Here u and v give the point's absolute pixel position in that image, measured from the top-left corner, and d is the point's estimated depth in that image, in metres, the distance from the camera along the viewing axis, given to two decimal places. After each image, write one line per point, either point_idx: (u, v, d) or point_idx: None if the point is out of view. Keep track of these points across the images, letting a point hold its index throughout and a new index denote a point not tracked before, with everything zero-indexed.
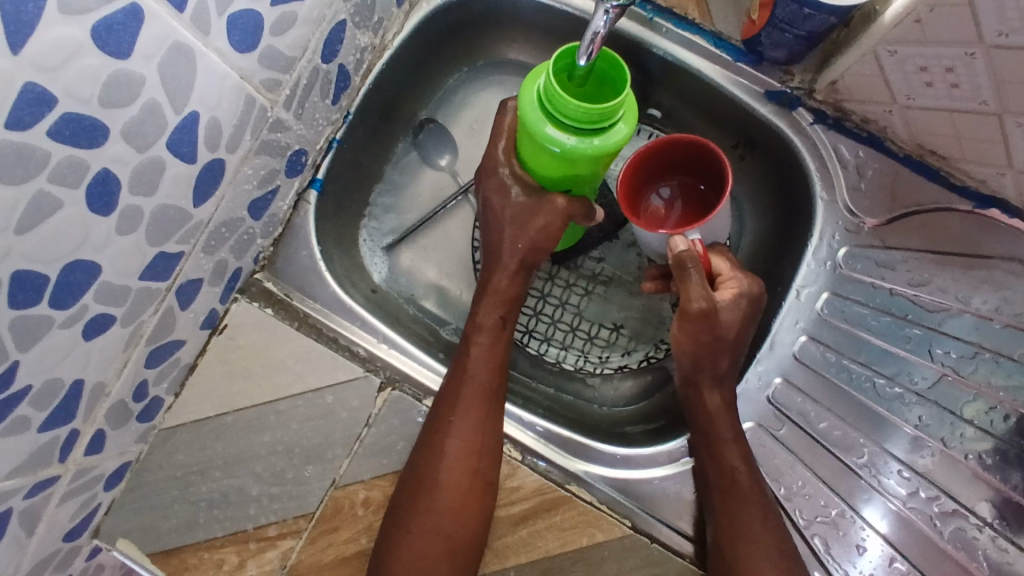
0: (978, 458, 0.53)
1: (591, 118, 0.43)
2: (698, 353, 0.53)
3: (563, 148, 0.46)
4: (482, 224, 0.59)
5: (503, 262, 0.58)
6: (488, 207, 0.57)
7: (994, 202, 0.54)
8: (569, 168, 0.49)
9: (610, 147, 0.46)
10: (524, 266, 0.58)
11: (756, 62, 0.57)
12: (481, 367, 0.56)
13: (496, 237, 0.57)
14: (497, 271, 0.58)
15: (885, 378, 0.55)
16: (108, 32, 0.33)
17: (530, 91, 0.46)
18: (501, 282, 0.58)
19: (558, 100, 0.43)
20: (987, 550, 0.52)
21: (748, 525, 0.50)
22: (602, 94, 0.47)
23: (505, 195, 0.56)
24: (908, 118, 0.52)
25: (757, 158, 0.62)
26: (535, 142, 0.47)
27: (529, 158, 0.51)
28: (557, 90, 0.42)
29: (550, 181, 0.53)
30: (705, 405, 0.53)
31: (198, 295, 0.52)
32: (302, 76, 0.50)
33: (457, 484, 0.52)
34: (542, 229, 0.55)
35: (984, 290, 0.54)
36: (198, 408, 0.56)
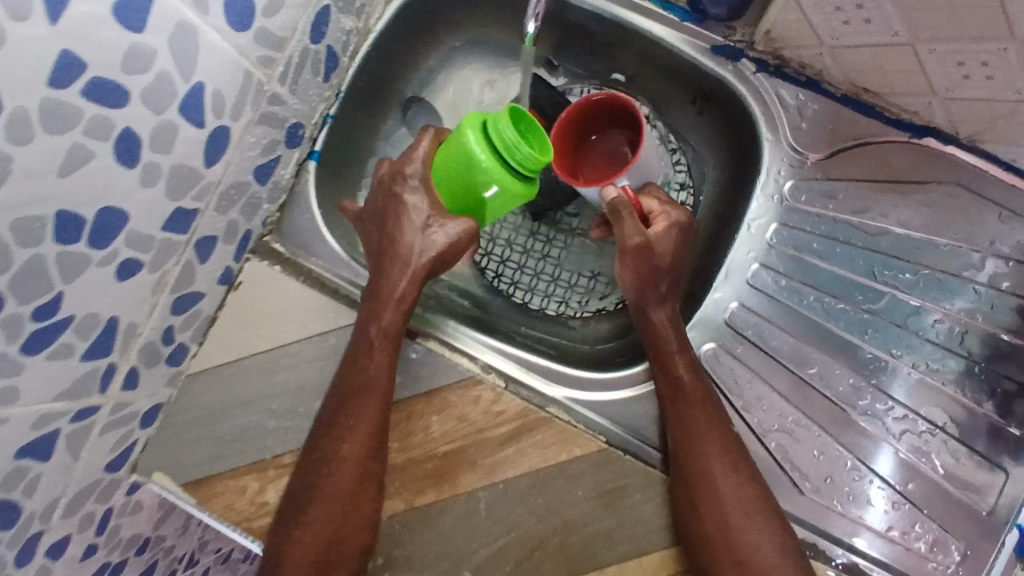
0: (925, 365, 0.60)
1: (515, 144, 0.54)
2: (641, 282, 0.60)
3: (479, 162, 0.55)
4: (374, 222, 0.62)
5: (396, 261, 0.61)
6: (382, 207, 0.61)
7: (930, 131, 0.59)
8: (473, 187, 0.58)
9: (510, 182, 0.56)
10: (407, 266, 0.61)
11: (701, 21, 0.62)
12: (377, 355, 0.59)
13: (390, 257, 0.61)
14: (389, 273, 0.61)
15: (833, 299, 0.61)
16: (121, 8, 0.40)
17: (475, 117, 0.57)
18: (395, 284, 0.60)
19: (500, 120, 0.54)
20: (938, 449, 0.59)
21: (698, 429, 0.56)
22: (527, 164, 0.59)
23: (400, 195, 0.60)
24: (838, 59, 0.57)
25: (711, 109, 0.68)
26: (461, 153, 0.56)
27: (443, 177, 0.60)
28: (501, 113, 0.55)
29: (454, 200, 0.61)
30: (653, 322, 0.60)
31: (214, 251, 0.59)
32: (294, 55, 0.57)
33: (352, 465, 0.56)
34: (432, 232, 0.60)
35: (923, 213, 0.60)
36: (219, 355, 0.64)
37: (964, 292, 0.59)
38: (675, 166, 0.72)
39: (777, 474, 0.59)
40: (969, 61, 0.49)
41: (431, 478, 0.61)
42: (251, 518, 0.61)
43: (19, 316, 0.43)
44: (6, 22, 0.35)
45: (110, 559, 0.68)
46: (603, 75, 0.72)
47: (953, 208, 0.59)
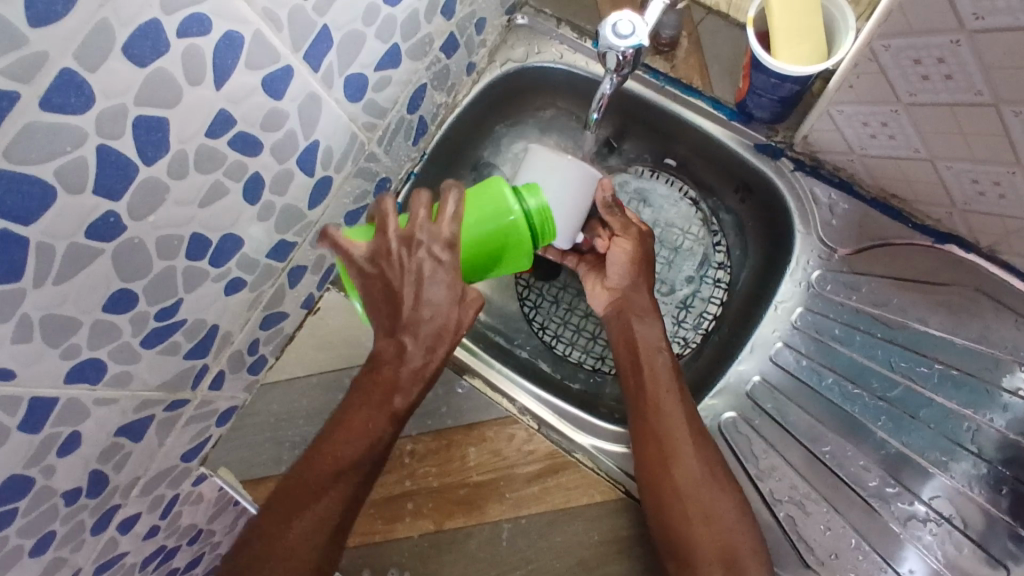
0: (934, 458, 0.64)
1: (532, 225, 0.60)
2: (634, 259, 0.69)
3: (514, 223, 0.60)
4: (384, 289, 0.57)
5: (416, 333, 0.58)
6: (391, 269, 0.57)
7: (951, 238, 0.65)
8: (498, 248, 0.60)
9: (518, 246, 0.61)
10: (434, 341, 0.58)
11: (748, 122, 0.71)
12: (359, 441, 0.59)
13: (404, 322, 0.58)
14: (409, 349, 0.58)
15: (849, 381, 0.66)
16: (270, 81, 0.50)
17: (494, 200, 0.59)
18: (415, 359, 0.59)
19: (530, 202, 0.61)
20: (941, 540, 0.62)
21: (664, 389, 0.64)
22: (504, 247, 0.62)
23: (419, 254, 0.56)
24: (867, 165, 0.64)
25: (752, 198, 0.75)
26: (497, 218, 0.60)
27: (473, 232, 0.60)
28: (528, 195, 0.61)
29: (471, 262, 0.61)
30: (638, 297, 0.69)
31: (302, 279, 0.69)
32: (392, 122, 0.68)
33: (305, 552, 0.57)
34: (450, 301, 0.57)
35: (940, 312, 0.65)
36: (291, 370, 0.72)
37: (975, 391, 0.64)
38: (715, 246, 0.79)
39: (784, 542, 0.63)
40: (982, 179, 0.55)
41: (462, 504, 0.67)
42: None
43: (146, 314, 0.52)
44: (184, 87, 0.44)
45: (165, 544, 0.75)
46: (656, 159, 0.80)
47: (970, 309, 0.65)
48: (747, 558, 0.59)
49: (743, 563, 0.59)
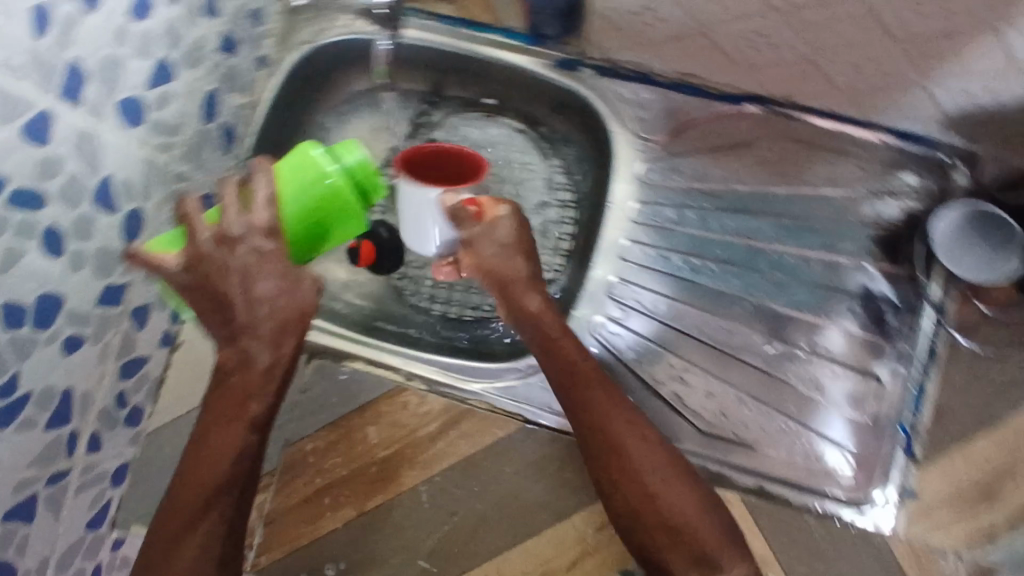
0: (788, 301, 0.69)
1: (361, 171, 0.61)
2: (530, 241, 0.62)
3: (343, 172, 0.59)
4: (208, 297, 0.54)
5: (255, 333, 0.55)
6: (212, 275, 0.53)
7: (747, 97, 0.69)
8: (318, 209, 0.59)
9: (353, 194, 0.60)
10: (281, 336, 0.56)
11: (541, 42, 0.73)
12: (223, 455, 0.55)
13: (244, 318, 0.54)
14: (253, 348, 0.55)
15: (696, 257, 0.70)
16: (29, 130, 0.49)
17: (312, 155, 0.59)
18: (263, 359, 0.56)
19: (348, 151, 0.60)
20: (812, 371, 0.68)
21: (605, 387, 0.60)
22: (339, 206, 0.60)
23: (235, 258, 0.53)
24: (655, 51, 0.68)
25: (571, 114, 0.77)
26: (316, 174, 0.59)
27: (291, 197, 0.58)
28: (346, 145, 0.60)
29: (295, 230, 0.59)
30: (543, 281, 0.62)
31: (151, 317, 0.67)
32: (191, 136, 0.66)
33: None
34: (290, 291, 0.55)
35: (758, 168, 0.70)
36: (174, 410, 0.71)
37: (803, 230, 0.70)
38: (553, 169, 0.79)
39: (676, 418, 0.67)
40: (746, 33, 0.59)
41: (377, 482, 0.68)
42: None
43: None
44: None
45: None
46: (471, 100, 0.80)
47: (782, 158, 0.70)
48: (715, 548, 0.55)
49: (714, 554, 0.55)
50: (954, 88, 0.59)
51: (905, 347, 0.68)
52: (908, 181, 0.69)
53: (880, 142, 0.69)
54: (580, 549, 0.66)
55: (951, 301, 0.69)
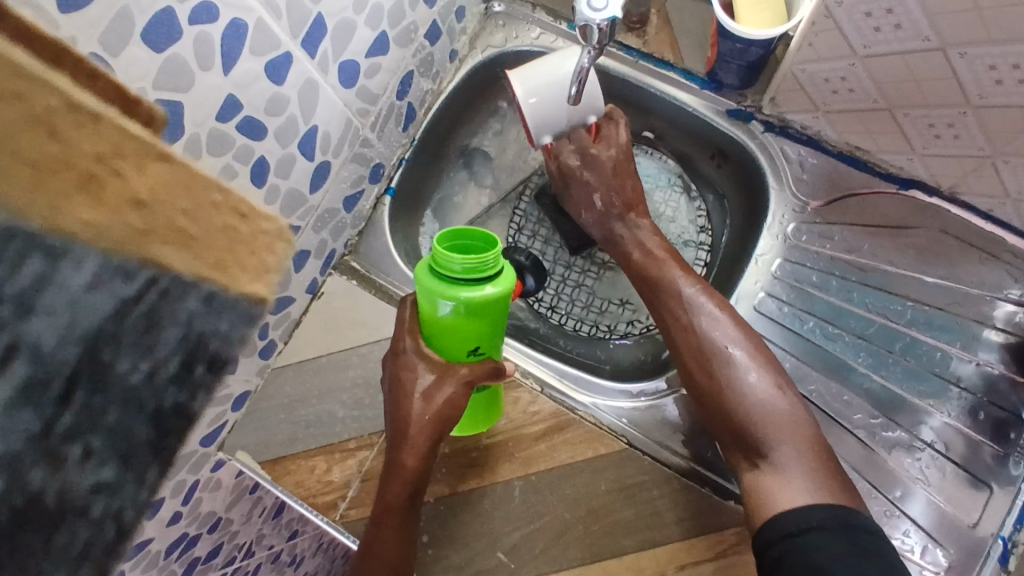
0: (917, 391, 0.68)
1: (472, 267, 0.55)
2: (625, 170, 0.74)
3: (460, 300, 0.57)
4: (390, 408, 0.68)
5: (410, 445, 0.65)
6: (389, 398, 0.68)
7: (913, 183, 0.70)
8: (475, 341, 0.64)
9: (487, 301, 0.58)
10: (416, 442, 0.65)
11: (717, 89, 0.75)
12: (388, 544, 0.64)
13: (400, 418, 0.66)
14: (401, 454, 0.65)
15: (830, 324, 0.71)
16: (271, 67, 0.54)
17: (428, 281, 0.58)
18: (409, 459, 0.65)
19: (443, 258, 0.55)
20: (926, 464, 0.67)
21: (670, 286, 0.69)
22: (482, 315, 0.60)
23: (410, 370, 0.66)
24: (831, 121, 0.69)
25: (726, 162, 0.79)
26: (440, 304, 0.59)
27: (452, 346, 0.65)
28: (439, 253, 0.55)
29: (458, 352, 0.65)
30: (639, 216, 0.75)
31: (307, 263, 0.72)
32: (383, 108, 0.71)
33: None
34: (450, 402, 0.65)
35: (909, 252, 0.70)
36: (301, 353, 0.74)
37: (943, 322, 0.69)
38: (697, 212, 0.83)
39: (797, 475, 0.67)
40: (938, 123, 0.60)
41: (475, 467, 0.70)
42: (318, 494, 0.72)
43: None
44: (196, 73, 0.47)
45: (187, 531, 0.77)
46: (635, 132, 0.85)
47: (935, 249, 0.69)
48: (782, 429, 0.60)
49: (777, 434, 0.60)
50: None
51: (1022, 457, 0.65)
52: None
53: None
54: None
55: None
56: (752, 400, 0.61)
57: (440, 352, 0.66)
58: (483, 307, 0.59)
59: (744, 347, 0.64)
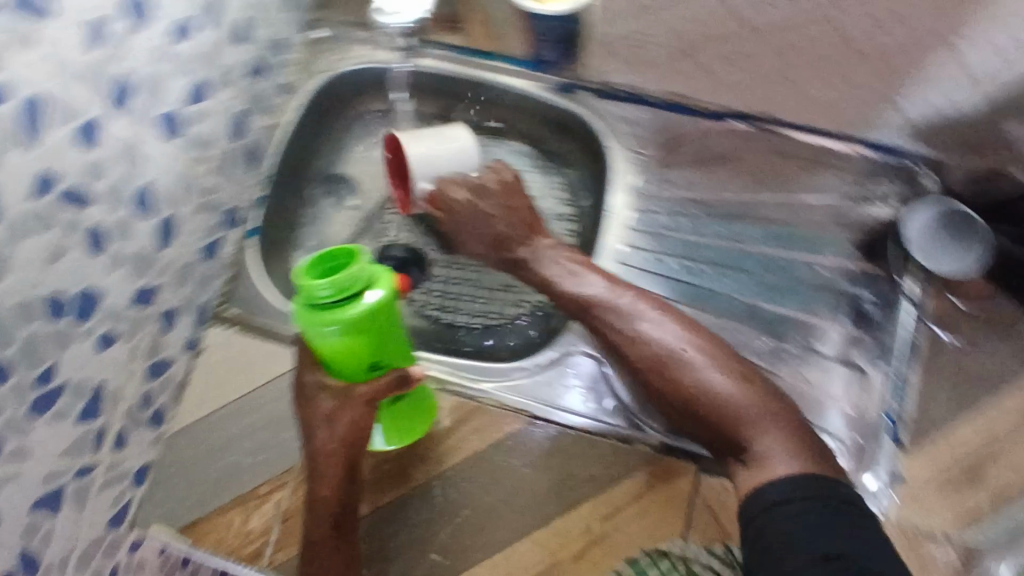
0: (781, 303, 0.74)
1: (342, 285, 0.58)
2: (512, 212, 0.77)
3: (341, 320, 0.59)
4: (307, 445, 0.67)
5: (321, 474, 0.65)
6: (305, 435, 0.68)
7: (734, 115, 0.75)
8: (371, 359, 0.65)
9: (370, 311, 0.60)
10: (323, 469, 0.65)
11: (542, 68, 0.78)
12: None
13: (311, 447, 0.67)
14: (314, 483, 0.65)
15: (689, 259, 0.75)
16: (82, 132, 0.56)
17: (304, 314, 0.59)
18: (322, 487, 0.65)
19: (310, 287, 0.58)
20: (806, 364, 0.72)
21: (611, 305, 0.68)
22: (371, 329, 0.61)
23: (314, 400, 0.68)
24: (647, 75, 0.73)
25: (569, 134, 0.82)
26: (323, 333, 0.60)
27: (347, 370, 0.65)
28: (307, 282, 0.58)
29: (356, 374, 0.66)
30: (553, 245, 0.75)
31: (176, 321, 0.72)
32: (221, 153, 0.72)
33: None
34: (354, 422, 0.66)
35: (744, 177, 0.75)
36: (194, 415, 0.73)
37: (786, 234, 0.75)
38: (554, 188, 0.84)
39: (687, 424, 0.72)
40: (729, 53, 0.66)
41: (391, 478, 0.71)
42: (240, 547, 0.68)
43: (23, 384, 0.54)
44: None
45: None
46: (479, 123, 0.86)
47: (765, 169, 0.75)
48: (751, 418, 0.61)
49: (746, 424, 0.61)
50: (920, 100, 0.65)
51: (886, 336, 0.72)
52: (897, 191, 0.75)
53: (858, 154, 0.75)
54: (586, 539, 0.69)
55: (925, 297, 0.74)
56: (715, 390, 0.62)
57: (336, 377, 0.67)
58: (371, 317, 0.60)
59: (699, 349, 0.65)
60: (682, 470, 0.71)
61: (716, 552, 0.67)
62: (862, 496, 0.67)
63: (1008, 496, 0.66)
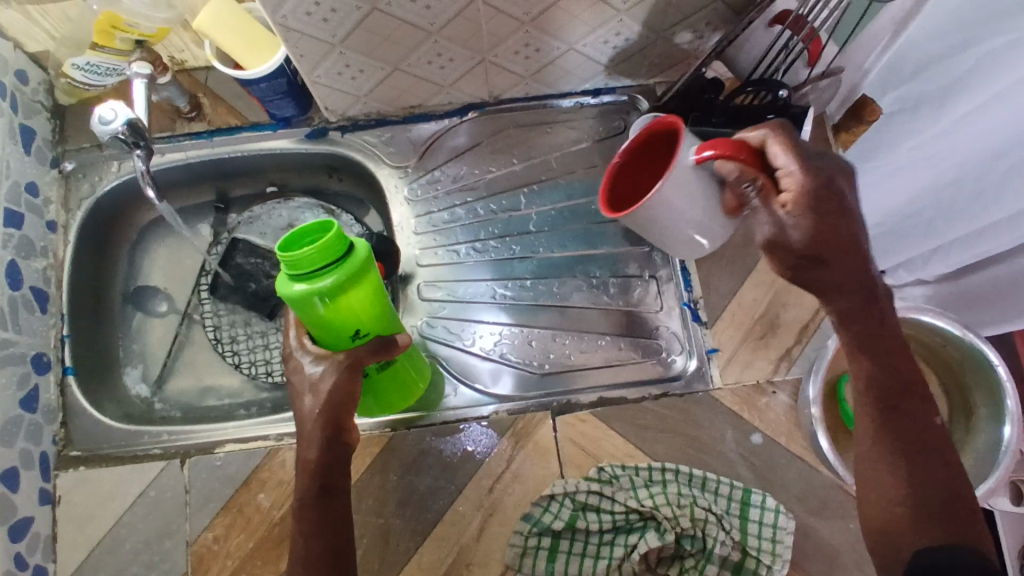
0: (565, 247, 0.83)
1: (326, 251, 0.55)
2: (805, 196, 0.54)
3: (332, 284, 0.55)
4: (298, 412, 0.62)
5: (314, 436, 0.61)
6: (296, 399, 0.62)
7: (466, 108, 0.85)
8: (365, 324, 0.61)
9: (358, 268, 0.57)
10: (310, 436, 0.61)
11: (288, 125, 0.84)
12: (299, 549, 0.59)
13: (298, 410, 0.61)
14: (302, 449, 0.61)
15: (476, 241, 0.84)
16: None
17: (294, 291, 0.55)
18: (310, 450, 0.61)
19: (293, 258, 0.54)
20: (603, 288, 0.82)
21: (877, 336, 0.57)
22: (360, 287, 0.58)
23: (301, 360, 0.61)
24: (377, 99, 0.81)
25: (341, 174, 0.89)
26: (313, 305, 0.56)
27: (340, 339, 0.60)
28: (286, 255, 0.54)
29: (348, 343, 0.61)
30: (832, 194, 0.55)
31: (21, 479, 0.70)
32: (2, 305, 0.72)
33: None
34: (339, 389, 0.60)
35: (496, 155, 0.85)
36: (73, 560, 0.72)
37: (549, 189, 0.85)
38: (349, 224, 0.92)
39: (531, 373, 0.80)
40: (431, 58, 0.74)
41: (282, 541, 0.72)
42: None
43: None
44: None
45: None
46: (262, 192, 0.92)
47: (511, 142, 0.85)
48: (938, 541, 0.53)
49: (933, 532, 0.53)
50: (597, 44, 0.76)
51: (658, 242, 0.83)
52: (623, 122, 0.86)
53: (581, 104, 0.86)
54: (481, 514, 0.74)
55: None
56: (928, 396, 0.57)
57: (324, 346, 0.61)
58: (359, 275, 0.57)
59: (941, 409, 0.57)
60: (540, 421, 0.77)
61: (590, 476, 0.74)
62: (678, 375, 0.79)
63: (805, 332, 0.79)
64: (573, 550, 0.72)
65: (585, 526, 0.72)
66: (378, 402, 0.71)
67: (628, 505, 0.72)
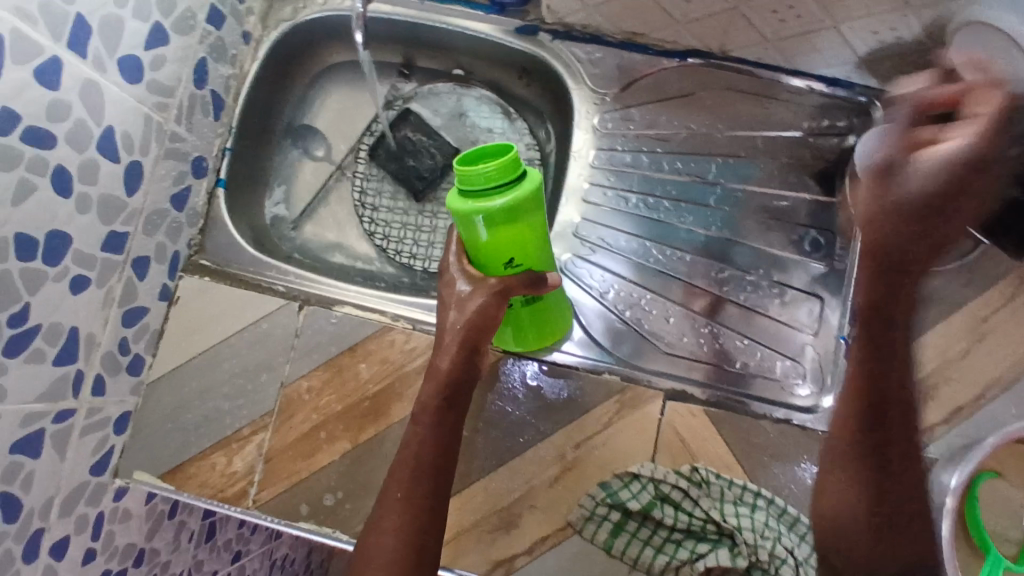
0: (737, 234, 0.77)
1: (501, 174, 0.50)
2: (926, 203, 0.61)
3: (500, 211, 0.51)
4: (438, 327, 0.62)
5: (448, 350, 0.61)
6: (442, 311, 0.61)
7: (689, 53, 0.78)
8: (522, 256, 0.57)
9: (531, 196, 0.52)
10: (446, 348, 0.61)
11: (501, 11, 0.79)
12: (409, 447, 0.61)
13: (441, 320, 0.61)
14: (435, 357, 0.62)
15: (649, 196, 0.79)
16: (40, 73, 0.55)
17: (457, 208, 0.52)
18: (443, 362, 0.62)
19: (466, 174, 0.50)
20: (762, 290, 0.76)
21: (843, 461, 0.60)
22: (527, 217, 0.53)
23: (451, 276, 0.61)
24: (605, 13, 0.75)
25: (532, 79, 0.84)
26: (471, 226, 0.53)
27: (493, 264, 0.57)
28: (460, 168, 0.50)
29: (499, 270, 0.57)
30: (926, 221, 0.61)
31: (149, 270, 0.72)
32: (183, 99, 0.72)
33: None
34: (484, 311, 0.59)
35: (702, 114, 0.78)
36: (172, 360, 0.75)
37: (743, 168, 0.78)
38: (521, 132, 0.87)
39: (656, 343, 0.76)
40: None
41: (369, 415, 0.72)
42: (224, 488, 0.72)
43: None
44: None
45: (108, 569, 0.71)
46: (447, 73, 0.88)
47: (722, 106, 0.78)
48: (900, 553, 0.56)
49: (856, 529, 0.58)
50: (866, 28, 0.67)
51: (840, 263, 0.76)
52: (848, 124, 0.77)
53: (810, 88, 0.77)
54: (561, 465, 0.72)
55: None
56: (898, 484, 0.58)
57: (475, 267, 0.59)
58: (530, 205, 0.52)
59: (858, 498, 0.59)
60: (649, 399, 0.73)
61: (682, 471, 0.71)
62: (805, 405, 0.73)
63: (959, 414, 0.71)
64: (639, 534, 0.69)
65: (659, 518, 0.69)
66: (516, 333, 0.70)
67: (708, 515, 0.69)
